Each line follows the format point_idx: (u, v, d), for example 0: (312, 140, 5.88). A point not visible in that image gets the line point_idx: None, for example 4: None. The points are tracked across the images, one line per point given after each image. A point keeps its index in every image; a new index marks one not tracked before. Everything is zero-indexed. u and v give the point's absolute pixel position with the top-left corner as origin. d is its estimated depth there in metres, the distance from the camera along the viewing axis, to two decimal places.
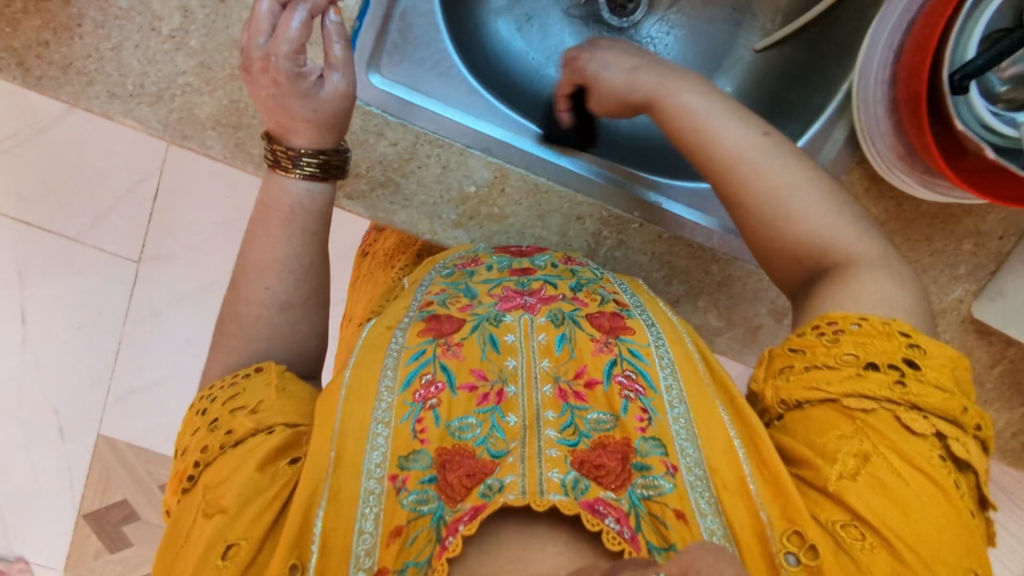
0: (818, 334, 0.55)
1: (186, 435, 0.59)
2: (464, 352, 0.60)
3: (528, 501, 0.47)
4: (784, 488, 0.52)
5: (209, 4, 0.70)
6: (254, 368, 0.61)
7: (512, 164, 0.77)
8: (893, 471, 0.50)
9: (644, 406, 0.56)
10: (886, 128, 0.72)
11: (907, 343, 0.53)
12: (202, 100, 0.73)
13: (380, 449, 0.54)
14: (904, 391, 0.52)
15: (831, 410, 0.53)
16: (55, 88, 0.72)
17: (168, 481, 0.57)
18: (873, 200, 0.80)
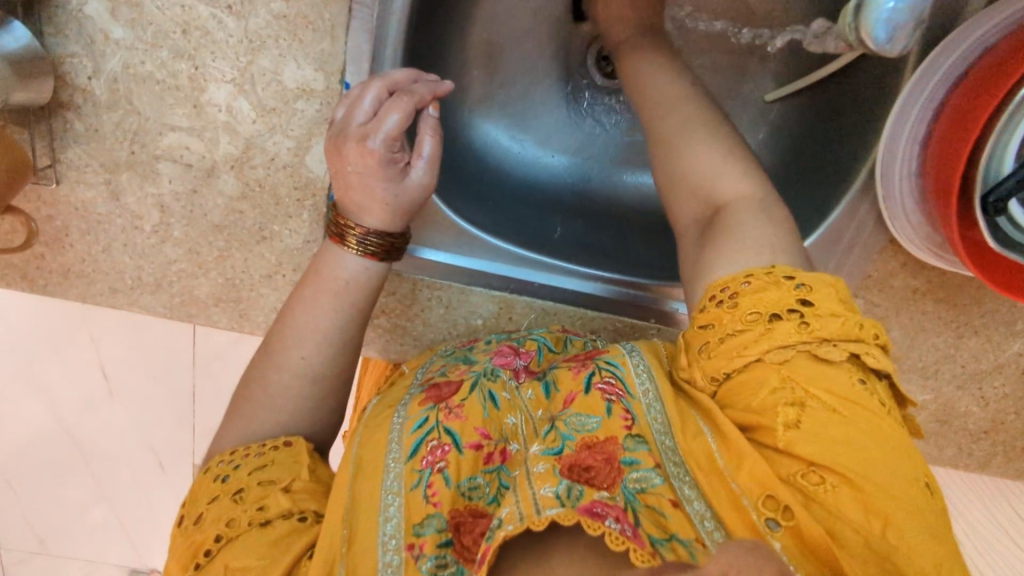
0: (716, 303, 0.51)
1: (199, 503, 0.53)
2: (467, 411, 0.54)
3: (527, 523, 0.40)
4: (734, 450, 0.47)
5: (183, 196, 0.68)
6: (280, 441, 0.56)
7: (517, 295, 0.75)
8: (833, 412, 0.45)
9: (626, 410, 0.51)
10: (917, 219, 0.64)
11: (795, 287, 0.49)
12: (199, 281, 0.73)
13: (395, 518, 0.47)
14: (813, 329, 0.47)
15: (755, 368, 0.48)
16: (62, 291, 0.74)
17: (178, 549, 0.50)
18: (911, 272, 0.73)
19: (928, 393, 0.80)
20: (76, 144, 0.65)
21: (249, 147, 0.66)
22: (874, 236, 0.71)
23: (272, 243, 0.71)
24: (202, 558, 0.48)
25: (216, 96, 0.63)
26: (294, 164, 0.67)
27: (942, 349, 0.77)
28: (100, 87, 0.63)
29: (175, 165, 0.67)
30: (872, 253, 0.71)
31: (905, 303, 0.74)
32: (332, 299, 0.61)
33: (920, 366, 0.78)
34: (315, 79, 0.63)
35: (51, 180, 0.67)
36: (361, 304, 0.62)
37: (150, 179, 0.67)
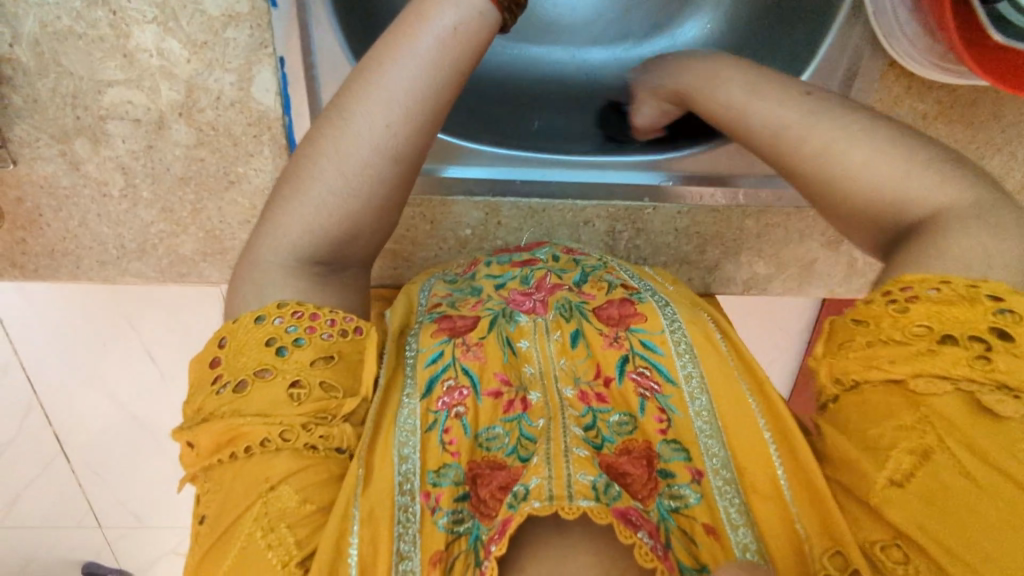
0: (930, 292, 0.40)
1: (239, 358, 0.45)
2: (486, 352, 0.54)
3: (556, 509, 0.40)
4: (828, 500, 0.42)
5: (141, 154, 0.66)
6: (352, 327, 0.49)
7: (502, 197, 0.71)
8: (977, 480, 0.35)
9: (661, 407, 0.51)
10: (915, 31, 0.59)
11: (993, 308, 0.38)
12: (181, 239, 0.72)
13: (412, 460, 0.47)
14: (995, 370, 0.36)
15: (894, 396, 0.39)
16: (53, 273, 0.73)
17: (211, 414, 0.43)
18: (919, 96, 0.66)
19: None
20: (21, 119, 0.63)
21: (192, 89, 0.63)
22: (871, 63, 0.64)
23: (242, 186, 0.69)
24: (241, 453, 0.42)
25: (143, 40, 0.60)
26: (240, 98, 0.64)
27: None
28: (25, 54, 0.60)
29: (124, 123, 0.64)
30: (871, 84, 0.65)
31: (917, 132, 0.68)
32: (372, 148, 0.48)
33: None
34: (238, 1, 0.59)
35: (8, 161, 0.66)
36: (410, 156, 0.50)
37: (103, 142, 0.65)
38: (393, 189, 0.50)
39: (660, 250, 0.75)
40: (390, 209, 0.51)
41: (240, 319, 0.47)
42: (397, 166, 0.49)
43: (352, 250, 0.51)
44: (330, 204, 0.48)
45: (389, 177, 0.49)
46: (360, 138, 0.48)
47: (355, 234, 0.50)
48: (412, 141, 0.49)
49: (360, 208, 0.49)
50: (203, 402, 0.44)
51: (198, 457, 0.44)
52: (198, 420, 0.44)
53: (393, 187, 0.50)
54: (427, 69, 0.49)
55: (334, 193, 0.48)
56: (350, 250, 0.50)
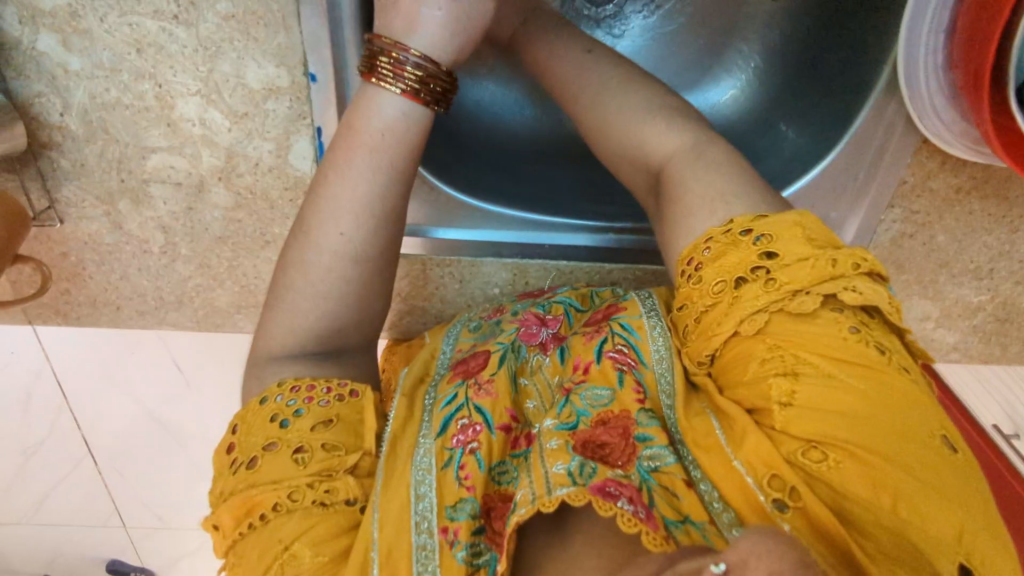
0: (696, 268, 0.47)
1: (247, 439, 0.47)
2: (496, 387, 0.52)
3: (539, 504, 0.39)
4: (745, 431, 0.41)
5: (181, 215, 0.68)
6: (348, 390, 0.50)
7: (529, 259, 0.72)
8: (829, 372, 0.40)
9: (638, 382, 0.47)
10: (951, 114, 0.59)
11: (757, 239, 0.44)
12: (217, 292, 0.74)
13: (428, 497, 0.45)
14: (782, 282, 0.42)
15: (748, 342, 0.43)
16: (95, 319, 0.76)
17: (229, 493, 0.45)
18: (953, 171, 0.66)
19: (984, 293, 0.74)
20: (68, 180, 0.66)
21: (232, 156, 0.64)
22: (907, 139, 0.64)
23: (277, 245, 0.70)
24: (257, 521, 0.44)
25: (186, 110, 0.62)
26: (278, 165, 0.65)
27: (995, 247, 0.71)
28: (74, 122, 0.62)
29: (166, 186, 0.66)
30: (904, 158, 0.65)
31: (949, 205, 0.68)
32: (334, 254, 0.50)
33: (973, 268, 0.73)
34: (278, 76, 0.60)
35: (56, 220, 0.68)
36: (373, 254, 0.51)
37: (145, 203, 0.67)
38: (367, 283, 0.52)
39: None
40: (370, 298, 0.53)
41: (249, 405, 0.50)
42: (360, 266, 0.51)
43: (345, 338, 0.53)
44: (305, 306, 0.51)
45: (356, 276, 0.51)
46: (321, 248, 0.50)
47: (338, 326, 0.52)
48: (373, 238, 0.51)
49: (335, 305, 0.51)
50: (222, 486, 0.47)
51: (224, 537, 0.45)
52: (218, 501, 0.46)
53: (363, 280, 0.52)
54: (385, 162, 0.50)
55: (309, 295, 0.51)
56: (340, 339, 0.53)
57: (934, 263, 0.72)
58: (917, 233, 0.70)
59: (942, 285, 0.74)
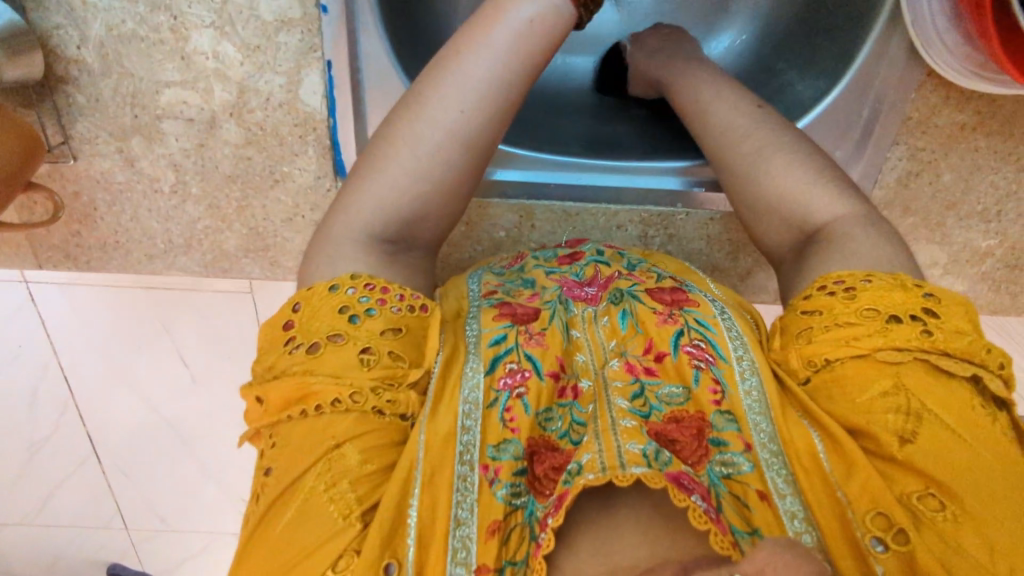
0: (831, 292, 0.49)
1: (315, 323, 0.48)
2: (548, 340, 0.52)
3: (610, 478, 0.41)
4: (855, 449, 0.44)
5: (192, 152, 0.69)
6: (416, 305, 0.52)
7: (536, 200, 0.73)
8: (962, 439, 0.43)
9: (715, 380, 0.50)
10: (956, 39, 0.59)
11: (924, 295, 0.47)
12: (225, 235, 0.75)
13: (474, 431, 0.47)
14: (936, 339, 0.45)
15: (868, 370, 0.46)
16: (104, 264, 0.77)
17: (282, 371, 0.47)
18: (958, 106, 0.66)
19: (991, 238, 0.74)
20: (82, 117, 0.67)
21: (243, 91, 0.66)
22: (909, 72, 0.65)
23: (286, 185, 0.71)
24: (309, 411, 0.45)
25: (200, 43, 0.63)
26: (289, 100, 0.66)
27: (1001, 187, 0.71)
28: (90, 55, 0.63)
29: (178, 122, 0.67)
30: (908, 92, 0.65)
31: (954, 142, 0.68)
32: (443, 131, 0.53)
33: (979, 210, 0.73)
34: (291, 8, 0.62)
35: (68, 157, 0.69)
36: (481, 142, 0.54)
37: (157, 140, 0.69)
38: (462, 170, 0.54)
39: (690, 254, 0.76)
40: (458, 191, 0.55)
41: (315, 288, 0.51)
42: (469, 151, 0.54)
43: (419, 229, 0.55)
44: (402, 182, 0.53)
45: (455, 161, 0.54)
46: (428, 121, 0.53)
47: (424, 213, 0.54)
48: (484, 124, 0.53)
49: (428, 188, 0.54)
50: (278, 360, 0.48)
51: (266, 412, 0.47)
52: (269, 377, 0.48)
53: (459, 170, 0.54)
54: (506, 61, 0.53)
55: (406, 172, 0.53)
56: (420, 229, 0.55)
57: (941, 205, 0.72)
58: (922, 172, 0.70)
59: (949, 229, 0.74)
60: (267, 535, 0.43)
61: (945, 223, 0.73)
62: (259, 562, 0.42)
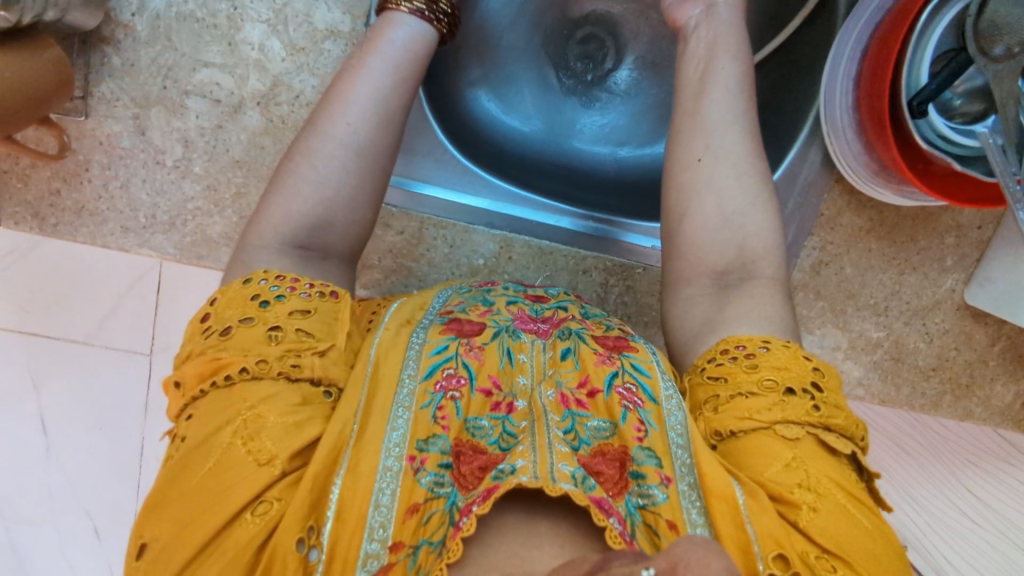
0: (732, 360, 0.55)
1: (229, 309, 0.51)
2: (485, 355, 0.56)
3: (542, 485, 0.45)
4: (758, 496, 0.49)
5: (208, 131, 0.73)
6: (330, 291, 0.53)
7: (517, 234, 0.82)
8: (848, 508, 0.48)
9: (642, 419, 0.53)
10: (857, 148, 0.76)
11: (812, 368, 0.54)
12: (214, 220, 0.76)
13: (401, 429, 0.49)
14: (821, 414, 0.52)
15: (767, 439, 0.51)
16: (71, 232, 0.75)
17: (196, 353, 0.49)
18: (856, 212, 0.85)
19: (881, 330, 0.89)
20: (110, 78, 0.70)
21: (277, 84, 0.72)
22: (823, 177, 0.82)
23: None
24: (220, 381, 0.48)
25: (250, 35, 0.71)
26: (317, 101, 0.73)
27: (888, 285, 0.88)
28: (141, 23, 0.69)
29: (204, 100, 0.72)
30: (822, 193, 0.83)
31: (853, 241, 0.86)
32: (341, 143, 0.57)
33: (872, 303, 0.88)
34: (343, 21, 0.72)
35: (81, 113, 0.71)
36: (373, 150, 0.58)
37: (178, 114, 0.72)
38: (362, 182, 0.57)
39: (643, 308, 0.85)
40: (357, 203, 0.57)
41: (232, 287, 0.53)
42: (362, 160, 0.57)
43: (325, 237, 0.56)
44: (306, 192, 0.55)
45: (352, 168, 0.57)
46: (330, 137, 0.57)
47: (328, 220, 0.55)
48: (375, 135, 0.58)
49: (336, 196, 0.56)
50: (194, 345, 0.50)
51: (184, 395, 0.49)
52: (186, 360, 0.50)
53: (355, 171, 0.57)
54: (392, 73, 0.60)
55: (309, 182, 0.56)
56: (327, 236, 0.56)
57: (843, 293, 0.87)
58: (830, 263, 0.86)
59: (849, 316, 0.89)
60: (182, 485, 0.45)
61: (846, 310, 0.88)
62: (175, 506, 0.45)
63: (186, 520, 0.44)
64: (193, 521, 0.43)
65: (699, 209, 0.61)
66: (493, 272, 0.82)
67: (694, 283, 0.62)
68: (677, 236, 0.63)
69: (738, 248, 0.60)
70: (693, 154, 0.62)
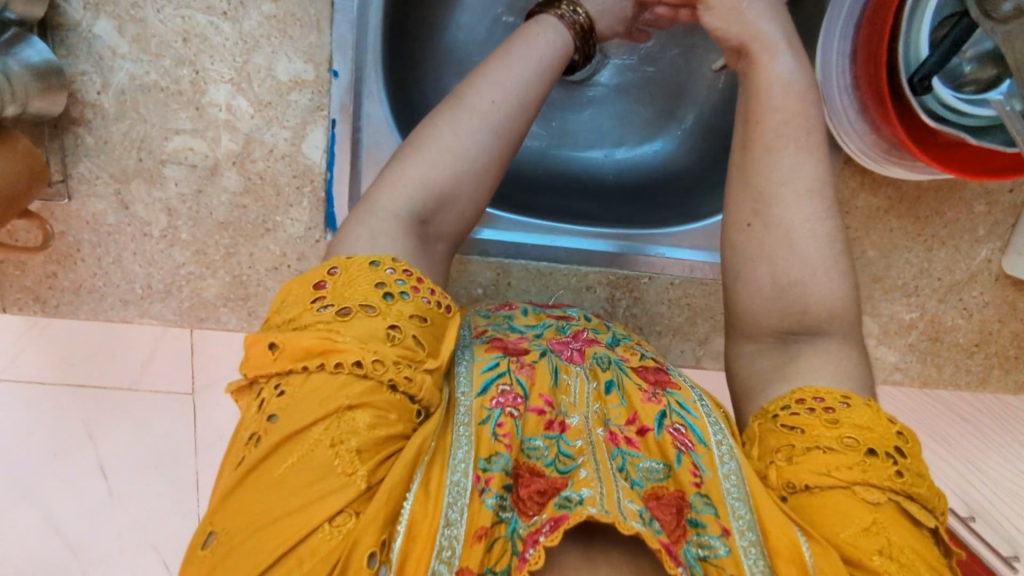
0: (809, 411, 0.50)
1: (352, 287, 0.46)
2: (538, 373, 0.53)
3: (613, 520, 0.40)
4: (829, 557, 0.44)
5: (189, 197, 0.73)
6: (444, 304, 0.49)
7: (513, 259, 0.79)
8: None
9: (694, 464, 0.49)
10: (862, 127, 0.71)
11: (896, 431, 0.48)
12: (207, 282, 0.76)
13: (465, 448, 0.46)
14: (904, 481, 0.46)
15: (845, 499, 0.46)
16: (73, 310, 0.76)
17: (305, 324, 0.44)
18: (872, 191, 0.79)
19: (913, 311, 0.84)
20: (87, 158, 0.70)
21: (249, 142, 0.71)
22: (832, 162, 0.77)
23: (276, 234, 0.75)
24: (330, 367, 0.42)
25: (215, 96, 0.70)
26: (291, 153, 0.72)
27: (916, 264, 0.82)
28: (108, 100, 0.69)
29: (181, 167, 0.72)
30: (832, 177, 0.78)
31: (873, 222, 0.80)
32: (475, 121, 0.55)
33: (900, 285, 0.83)
34: (305, 71, 0.70)
35: (64, 196, 0.71)
36: (510, 135, 0.56)
37: (158, 184, 0.72)
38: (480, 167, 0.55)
39: (652, 318, 0.82)
40: (485, 181, 0.56)
41: (354, 258, 0.48)
42: (501, 143, 0.56)
43: (447, 214, 0.55)
44: (447, 162, 0.53)
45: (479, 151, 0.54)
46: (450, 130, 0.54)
47: (455, 196, 0.54)
48: (514, 119, 0.56)
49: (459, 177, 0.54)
50: (300, 314, 0.45)
51: (277, 359, 0.44)
52: (290, 327, 0.45)
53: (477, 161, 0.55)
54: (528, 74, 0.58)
55: (449, 152, 0.54)
56: (443, 217, 0.54)
57: (868, 278, 0.82)
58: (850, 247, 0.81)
59: (877, 302, 0.83)
60: (260, 477, 0.40)
61: (873, 295, 0.83)
62: (250, 498, 0.40)
63: (259, 517, 0.39)
64: (267, 520, 0.39)
65: (752, 275, 0.55)
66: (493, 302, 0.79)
67: (758, 338, 0.56)
68: (729, 296, 0.57)
69: (802, 314, 0.54)
70: (741, 218, 0.56)
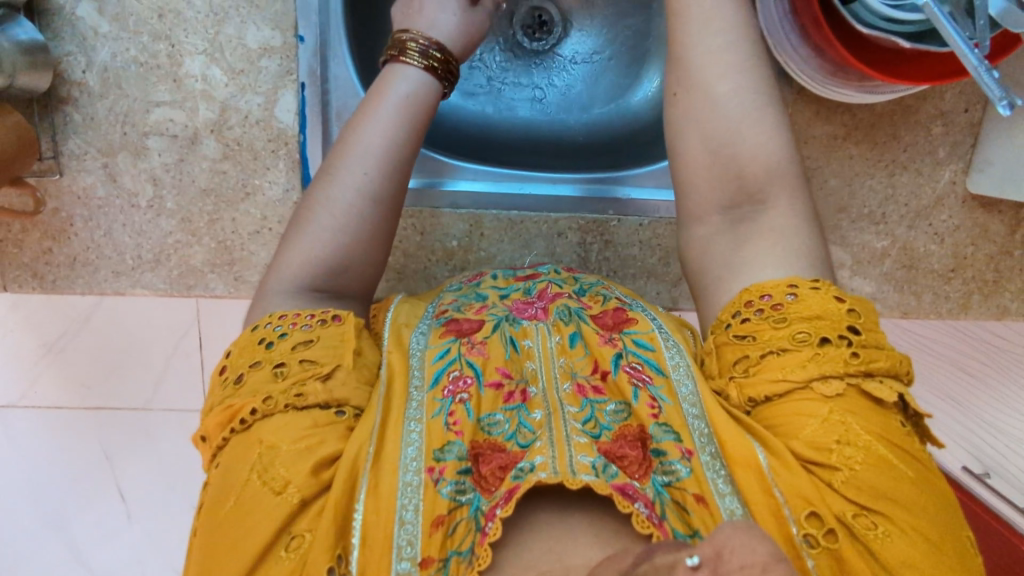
0: (758, 314, 0.49)
1: (238, 357, 0.49)
2: (489, 348, 0.52)
3: (562, 479, 0.41)
4: (784, 458, 0.45)
5: (172, 167, 0.77)
6: (330, 314, 0.50)
7: (484, 210, 0.82)
8: (888, 458, 0.44)
9: (653, 396, 0.49)
10: (806, 52, 0.73)
11: (846, 311, 0.48)
12: (194, 249, 0.79)
13: (416, 442, 0.45)
14: (859, 362, 0.46)
15: (802, 398, 0.46)
16: (69, 284, 0.79)
17: (216, 405, 0.47)
18: (826, 120, 0.82)
19: (884, 239, 0.85)
20: (76, 134, 0.75)
21: (225, 109, 0.76)
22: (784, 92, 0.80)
23: (255, 197, 0.78)
24: (238, 426, 0.45)
25: (191, 68, 0.75)
26: (265, 117, 0.76)
27: (881, 190, 0.83)
28: (93, 78, 0.74)
29: (162, 138, 0.76)
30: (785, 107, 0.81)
31: (831, 151, 0.82)
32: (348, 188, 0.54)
33: (867, 212, 0.84)
34: (273, 37, 0.75)
35: (56, 172, 0.76)
36: (389, 197, 0.55)
37: (142, 155, 0.76)
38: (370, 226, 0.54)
39: (626, 260, 0.84)
40: (378, 241, 0.55)
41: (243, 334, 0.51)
42: (381, 207, 0.55)
43: (344, 283, 0.54)
44: (327, 230, 0.53)
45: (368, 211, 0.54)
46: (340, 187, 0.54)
47: (346, 263, 0.54)
48: (391, 183, 0.55)
49: (351, 236, 0.54)
50: (213, 399, 0.48)
51: (209, 447, 0.47)
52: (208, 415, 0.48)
53: (369, 222, 0.54)
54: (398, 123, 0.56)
55: (328, 230, 0.54)
56: (343, 279, 0.54)
57: (834, 207, 0.83)
58: (813, 178, 0.83)
59: (846, 231, 0.85)
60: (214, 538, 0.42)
61: (841, 225, 0.84)
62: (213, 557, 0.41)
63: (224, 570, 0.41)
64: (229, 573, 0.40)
65: (686, 145, 0.55)
66: (468, 251, 0.82)
67: (706, 220, 0.55)
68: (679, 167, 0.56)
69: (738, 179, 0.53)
70: (668, 88, 0.56)
